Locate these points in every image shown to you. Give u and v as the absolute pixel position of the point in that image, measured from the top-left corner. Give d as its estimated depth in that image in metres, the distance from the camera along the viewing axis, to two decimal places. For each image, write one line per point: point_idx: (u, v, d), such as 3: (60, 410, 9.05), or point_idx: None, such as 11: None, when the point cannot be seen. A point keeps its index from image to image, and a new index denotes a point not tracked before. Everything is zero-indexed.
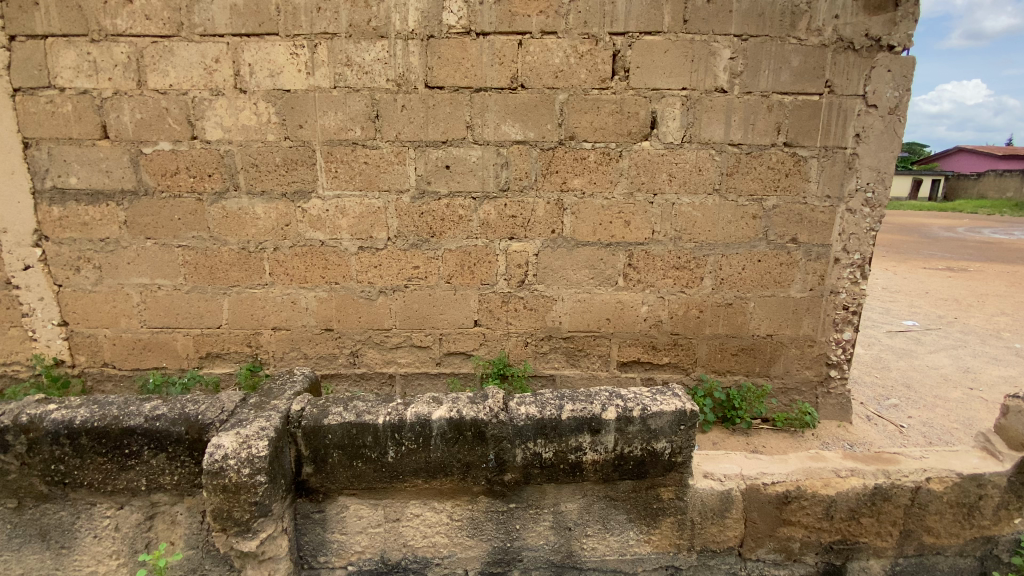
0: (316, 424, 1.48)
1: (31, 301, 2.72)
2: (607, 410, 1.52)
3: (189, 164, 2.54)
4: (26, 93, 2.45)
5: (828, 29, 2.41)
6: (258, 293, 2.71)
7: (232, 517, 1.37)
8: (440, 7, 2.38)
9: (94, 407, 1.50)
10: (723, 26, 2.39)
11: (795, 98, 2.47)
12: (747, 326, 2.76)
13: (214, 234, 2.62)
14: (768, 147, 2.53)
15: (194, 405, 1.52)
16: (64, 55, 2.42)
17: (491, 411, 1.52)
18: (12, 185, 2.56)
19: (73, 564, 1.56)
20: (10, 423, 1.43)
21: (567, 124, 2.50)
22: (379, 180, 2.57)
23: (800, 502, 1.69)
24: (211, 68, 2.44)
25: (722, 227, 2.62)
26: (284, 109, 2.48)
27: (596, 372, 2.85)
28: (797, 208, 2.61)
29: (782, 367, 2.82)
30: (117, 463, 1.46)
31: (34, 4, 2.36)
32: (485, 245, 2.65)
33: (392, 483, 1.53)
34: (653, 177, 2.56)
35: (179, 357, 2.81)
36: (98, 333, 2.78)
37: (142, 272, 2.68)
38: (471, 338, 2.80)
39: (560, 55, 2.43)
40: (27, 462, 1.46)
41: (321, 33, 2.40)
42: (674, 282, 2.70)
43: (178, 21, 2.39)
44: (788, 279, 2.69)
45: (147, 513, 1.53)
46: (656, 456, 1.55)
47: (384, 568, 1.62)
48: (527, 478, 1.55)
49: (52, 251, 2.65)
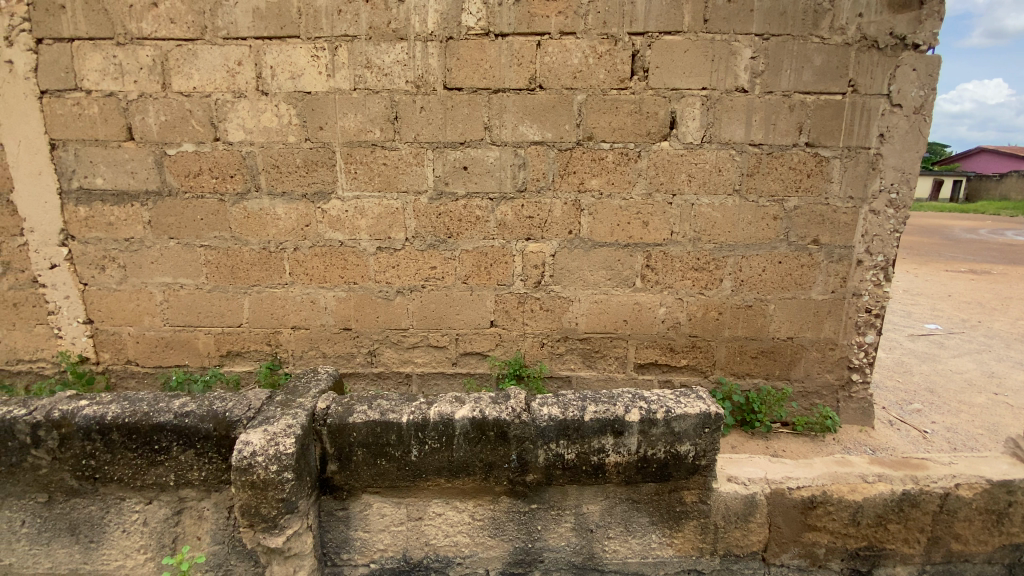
0: (341, 422, 1.49)
1: (57, 299, 2.78)
2: (631, 412, 1.51)
3: (211, 165, 2.58)
4: (53, 95, 2.51)
5: (851, 28, 2.37)
6: (278, 293, 2.74)
7: (259, 513, 1.38)
8: (459, 8, 2.39)
9: (124, 403, 1.53)
10: (744, 26, 2.37)
11: (817, 98, 2.44)
12: (767, 329, 2.73)
13: (236, 234, 2.65)
14: (790, 146, 2.50)
15: (221, 402, 1.54)
16: (90, 58, 2.47)
17: (513, 411, 1.52)
18: (39, 184, 2.62)
19: (102, 559, 1.59)
20: (43, 419, 1.46)
21: (585, 124, 2.49)
22: (397, 180, 2.59)
23: (826, 507, 1.66)
24: (233, 70, 2.48)
25: (742, 228, 2.59)
26: (304, 111, 2.51)
27: (613, 374, 2.84)
28: (820, 208, 2.57)
29: (803, 370, 2.79)
30: (146, 458, 1.49)
31: (62, 8, 2.42)
32: (502, 245, 2.65)
33: (415, 482, 1.54)
34: (672, 177, 2.54)
35: (200, 355, 2.86)
36: (122, 332, 2.83)
37: (165, 271, 2.72)
38: (488, 338, 2.80)
39: (579, 55, 2.42)
40: (59, 457, 1.49)
41: (341, 35, 2.43)
42: (693, 283, 2.68)
43: (202, 24, 2.43)
44: (809, 280, 2.65)
45: (174, 508, 1.55)
46: (680, 459, 1.53)
47: (406, 567, 1.63)
48: (549, 479, 1.54)
49: (78, 250, 2.71)
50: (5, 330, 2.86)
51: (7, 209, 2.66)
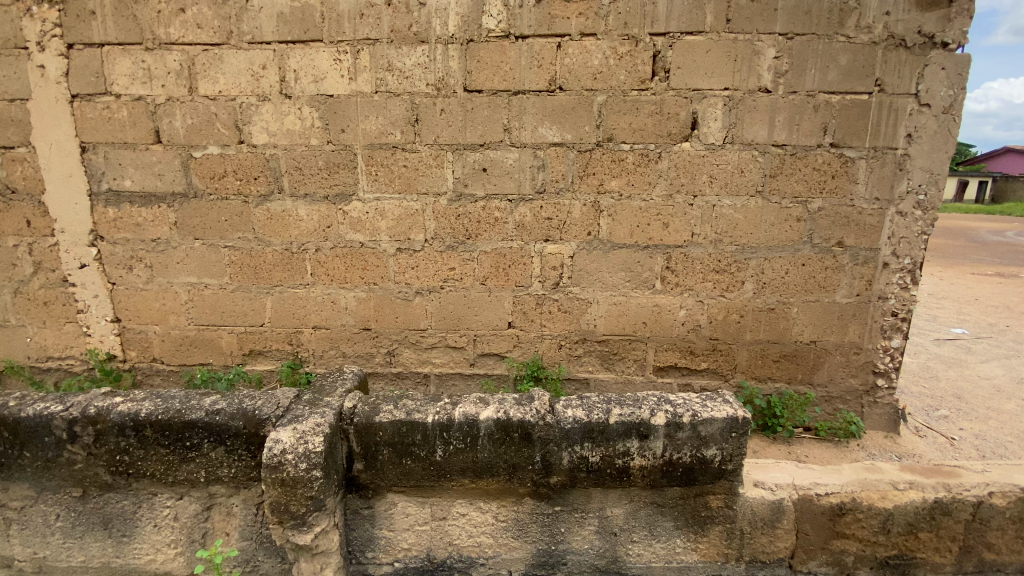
0: (368, 421, 1.51)
1: (86, 298, 2.86)
2: (656, 415, 1.50)
3: (236, 168, 2.62)
4: (84, 99, 2.58)
5: (878, 27, 2.33)
6: (300, 293, 2.78)
7: (288, 510, 1.40)
8: (480, 11, 2.40)
9: (157, 400, 1.57)
10: (767, 25, 2.34)
11: (843, 98, 2.40)
12: (790, 332, 2.69)
13: (259, 234, 2.70)
14: (815, 147, 2.46)
15: (251, 400, 1.56)
16: (120, 63, 2.53)
17: (538, 412, 1.52)
18: (69, 186, 2.69)
19: (133, 552, 1.63)
20: (80, 415, 1.50)
21: (606, 125, 2.48)
22: (417, 182, 2.60)
23: (855, 515, 1.64)
24: (258, 74, 2.52)
25: (765, 230, 2.56)
26: (327, 114, 2.54)
27: (631, 377, 2.82)
28: (845, 210, 2.53)
29: (826, 374, 2.74)
30: (178, 454, 1.52)
31: (93, 14, 2.48)
32: (521, 247, 2.65)
33: (440, 482, 1.55)
34: (694, 178, 2.52)
35: (224, 354, 2.91)
36: (149, 330, 2.89)
37: (190, 271, 2.78)
38: (506, 339, 2.80)
39: (599, 56, 2.42)
40: (94, 453, 1.53)
41: (363, 39, 2.46)
42: (714, 286, 2.65)
43: (227, 29, 2.47)
44: (834, 283, 2.61)
45: (204, 504, 1.58)
46: (706, 463, 1.52)
47: (429, 567, 1.64)
48: (573, 481, 1.54)
49: (106, 250, 2.77)
50: (37, 328, 2.94)
51: (39, 210, 2.73)
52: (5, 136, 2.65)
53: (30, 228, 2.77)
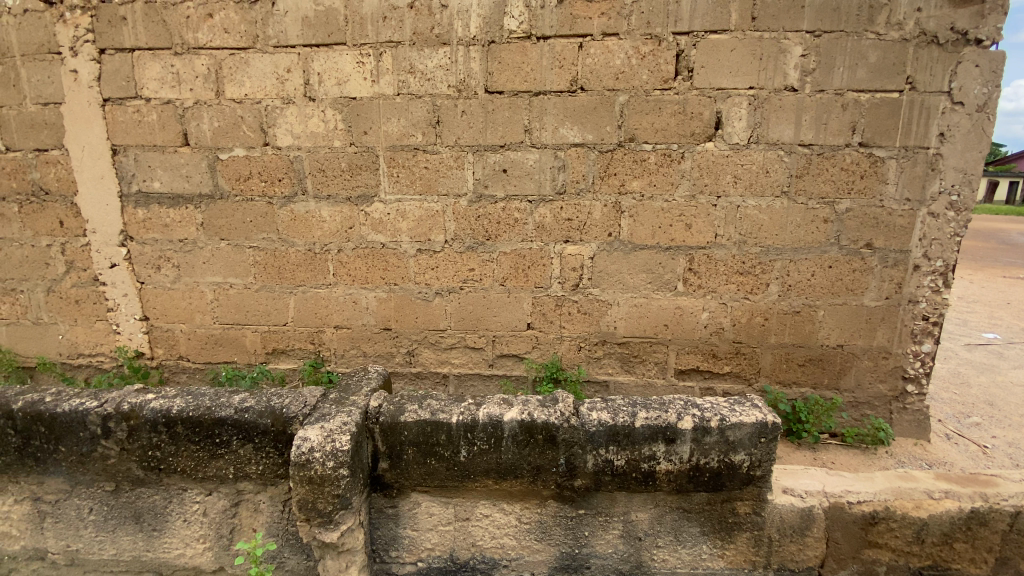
0: (393, 421, 1.52)
1: (116, 297, 2.93)
2: (683, 420, 1.48)
3: (261, 170, 2.67)
4: (115, 103, 2.65)
5: (909, 23, 2.27)
6: (322, 293, 2.81)
7: (315, 508, 1.42)
8: (502, 12, 2.40)
9: (188, 397, 1.60)
10: (794, 23, 2.30)
11: (872, 96, 2.35)
12: (816, 336, 2.63)
13: (283, 235, 2.74)
14: (843, 147, 2.41)
15: (279, 398, 1.59)
16: (150, 68, 2.59)
17: (562, 414, 1.52)
18: (101, 188, 2.76)
19: (163, 546, 1.66)
20: (114, 411, 1.54)
21: (627, 125, 2.46)
22: (438, 184, 2.62)
23: (888, 523, 1.60)
24: (283, 77, 2.55)
25: (791, 231, 2.51)
26: (349, 116, 2.57)
27: (652, 380, 2.79)
28: (874, 211, 2.46)
29: (853, 379, 2.67)
30: (208, 451, 1.55)
31: (124, 20, 2.55)
32: (540, 248, 2.65)
33: (464, 483, 1.55)
34: (717, 178, 2.48)
35: (247, 352, 2.95)
36: (175, 328, 2.96)
37: (215, 271, 2.83)
38: (525, 340, 2.79)
39: (621, 56, 2.40)
40: (126, 448, 1.56)
41: (386, 41, 2.48)
42: (737, 288, 2.61)
43: (254, 33, 2.52)
44: (862, 286, 2.55)
45: (232, 500, 1.61)
46: (733, 468, 1.50)
47: (452, 567, 1.64)
48: (598, 484, 1.53)
49: (136, 250, 2.84)
50: (69, 325, 3.02)
51: (72, 211, 2.82)
52: (40, 139, 2.74)
53: (63, 229, 2.85)
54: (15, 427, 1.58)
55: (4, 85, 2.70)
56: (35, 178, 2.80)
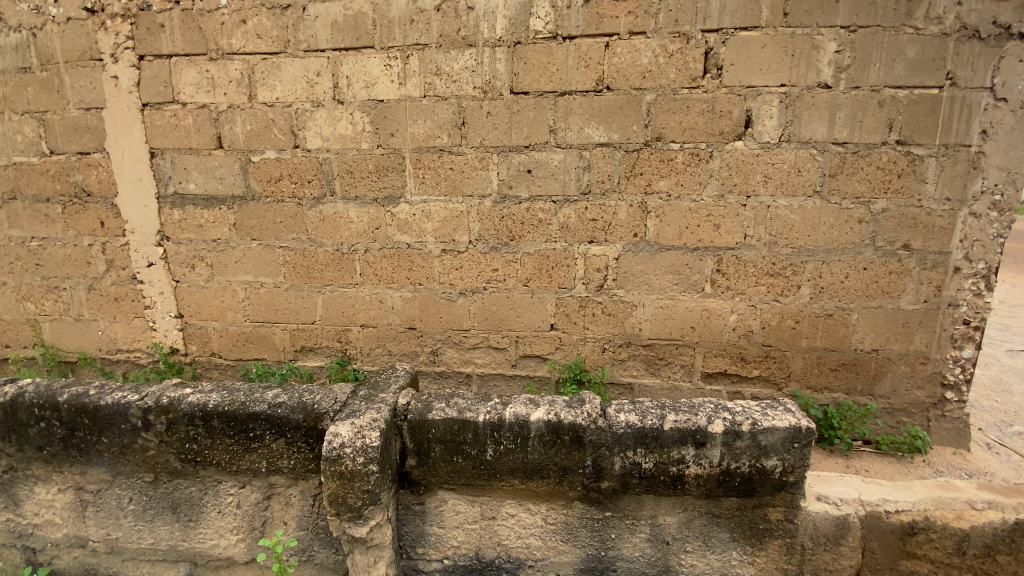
0: (421, 418, 1.54)
1: (153, 295, 3.04)
2: (713, 423, 1.46)
3: (291, 172, 2.73)
4: (153, 108, 2.75)
5: (949, 18, 2.19)
6: (349, 292, 2.86)
7: (345, 503, 1.45)
8: (528, 13, 2.40)
9: (224, 392, 1.64)
10: (828, 18, 2.24)
11: (910, 93, 2.27)
12: (849, 340, 2.56)
13: (312, 236, 2.79)
14: (879, 145, 2.33)
15: (310, 395, 1.62)
16: (186, 73, 2.68)
17: (589, 416, 1.51)
18: (140, 189, 2.87)
19: (199, 537, 1.71)
20: (154, 404, 1.60)
21: (654, 125, 2.44)
22: (463, 185, 2.63)
23: (927, 535, 1.55)
24: (313, 81, 2.61)
25: (823, 231, 2.45)
26: (376, 118, 2.61)
27: (678, 383, 2.76)
28: (911, 211, 2.38)
29: (889, 386, 2.59)
30: (242, 445, 1.59)
31: (162, 27, 2.64)
32: (564, 249, 2.64)
33: (490, 482, 1.55)
34: (747, 178, 2.44)
35: (277, 350, 3.02)
36: (208, 326, 3.05)
37: (247, 270, 2.91)
38: (548, 341, 2.79)
39: (648, 55, 2.38)
40: (165, 440, 1.62)
41: (413, 44, 2.51)
42: (767, 290, 2.55)
43: (285, 38, 2.58)
44: (898, 289, 2.46)
45: (265, 493, 1.65)
46: (765, 474, 1.46)
47: (478, 566, 1.65)
48: (625, 487, 1.51)
49: (172, 250, 2.94)
50: (108, 322, 3.14)
51: (112, 212, 2.93)
52: (83, 142, 2.85)
53: (104, 229, 2.97)
54: (61, 419, 1.65)
55: (49, 91, 2.82)
56: (77, 180, 2.92)
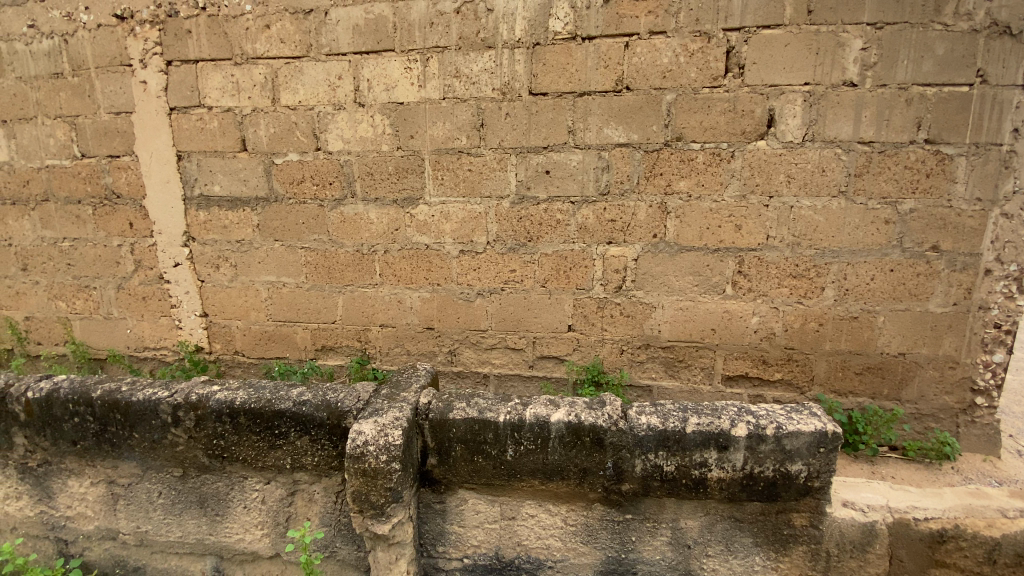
0: (442, 417, 1.55)
1: (179, 294, 3.11)
2: (737, 426, 1.45)
3: (313, 174, 2.77)
4: (180, 112, 2.82)
5: (979, 13, 2.13)
6: (368, 292, 2.90)
7: (368, 500, 1.47)
8: (547, 14, 2.40)
9: (250, 390, 1.68)
10: (853, 15, 2.19)
11: (939, 90, 2.21)
12: (875, 343, 2.50)
13: (333, 236, 2.84)
14: (906, 144, 2.28)
15: (334, 393, 1.64)
16: (212, 78, 2.75)
17: (610, 417, 1.50)
18: (167, 191, 2.95)
19: (225, 531, 1.75)
20: (183, 401, 1.64)
21: (674, 125, 2.42)
22: (481, 186, 2.65)
23: (956, 542, 1.55)
24: (334, 84, 2.65)
25: (848, 232, 2.40)
26: (396, 121, 2.64)
27: (697, 386, 2.73)
28: (940, 211, 2.32)
29: (916, 390, 2.53)
30: (268, 441, 1.62)
31: (189, 33, 2.71)
32: (582, 249, 2.63)
33: (510, 482, 1.56)
34: (769, 178, 2.40)
35: (298, 349, 3.08)
36: (232, 325, 3.11)
37: (270, 270, 2.96)
38: (566, 342, 2.78)
39: (668, 55, 2.36)
40: (194, 436, 1.66)
41: (432, 47, 2.53)
42: (790, 292, 2.51)
43: (308, 42, 2.62)
44: (926, 291, 2.40)
45: (289, 490, 1.68)
46: (790, 479, 1.44)
47: (498, 565, 1.65)
48: (646, 489, 1.51)
49: (197, 250, 3.01)
50: (135, 320, 3.23)
51: (140, 214, 3.01)
52: (113, 146, 2.94)
53: (132, 230, 3.05)
54: (94, 414, 1.70)
55: (80, 96, 2.91)
56: (108, 182, 3.01)
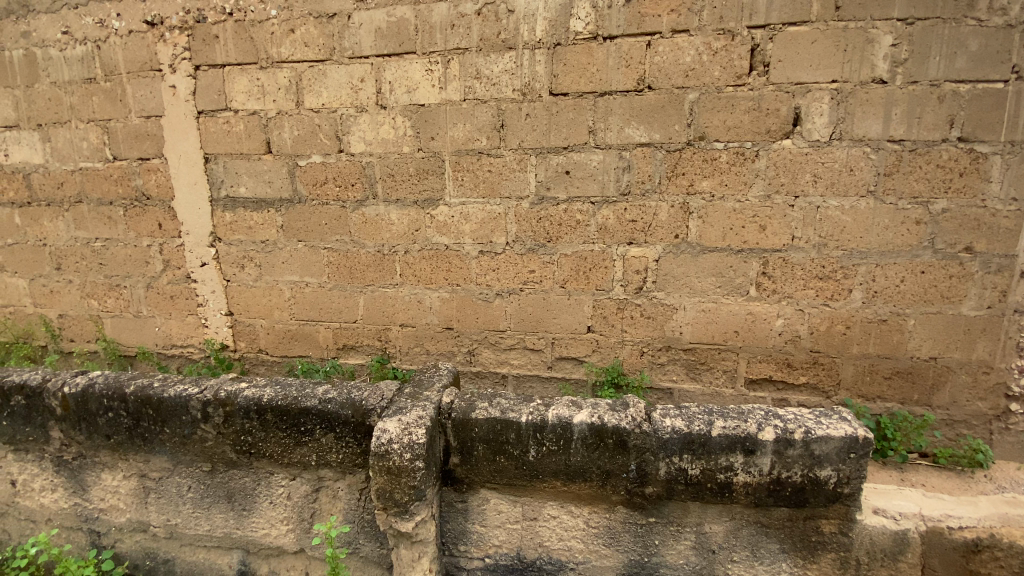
0: (465, 417, 1.56)
1: (206, 293, 3.19)
2: (764, 430, 1.42)
3: (336, 175, 2.81)
4: (208, 115, 2.89)
5: (1015, 8, 2.07)
6: (389, 293, 2.93)
7: (393, 498, 1.48)
8: (568, 14, 2.40)
9: (276, 387, 1.71)
10: (883, 10, 2.14)
11: (973, 87, 2.14)
12: (905, 347, 2.44)
13: (355, 237, 2.87)
14: (938, 143, 2.22)
15: (358, 391, 1.67)
16: (238, 82, 2.81)
17: (633, 419, 1.49)
18: (195, 193, 3.02)
19: (252, 526, 1.79)
20: (212, 397, 1.68)
21: (697, 124, 2.39)
22: (501, 187, 2.65)
23: (992, 552, 1.51)
24: (357, 87, 2.68)
25: (877, 233, 2.34)
26: (417, 122, 2.66)
27: (719, 389, 2.69)
28: (974, 212, 2.25)
29: (948, 396, 2.45)
30: (294, 438, 1.65)
31: (216, 38, 2.77)
32: (602, 250, 2.62)
33: (533, 482, 1.56)
34: (795, 177, 2.36)
35: (320, 347, 3.12)
36: (256, 324, 3.17)
37: (293, 271, 3.02)
38: (585, 343, 2.77)
39: (692, 53, 2.33)
40: (222, 432, 1.70)
41: (453, 48, 2.54)
42: (816, 294, 2.46)
43: (331, 46, 2.66)
44: (959, 294, 2.33)
45: (314, 486, 1.71)
46: (818, 484, 1.42)
47: (520, 566, 1.65)
48: (670, 493, 1.49)
49: (223, 251, 3.08)
50: (164, 319, 3.32)
51: (169, 214, 3.09)
52: (143, 148, 3.02)
53: (161, 230, 3.14)
54: (127, 409, 1.75)
55: (112, 100, 3.00)
56: (138, 184, 3.09)
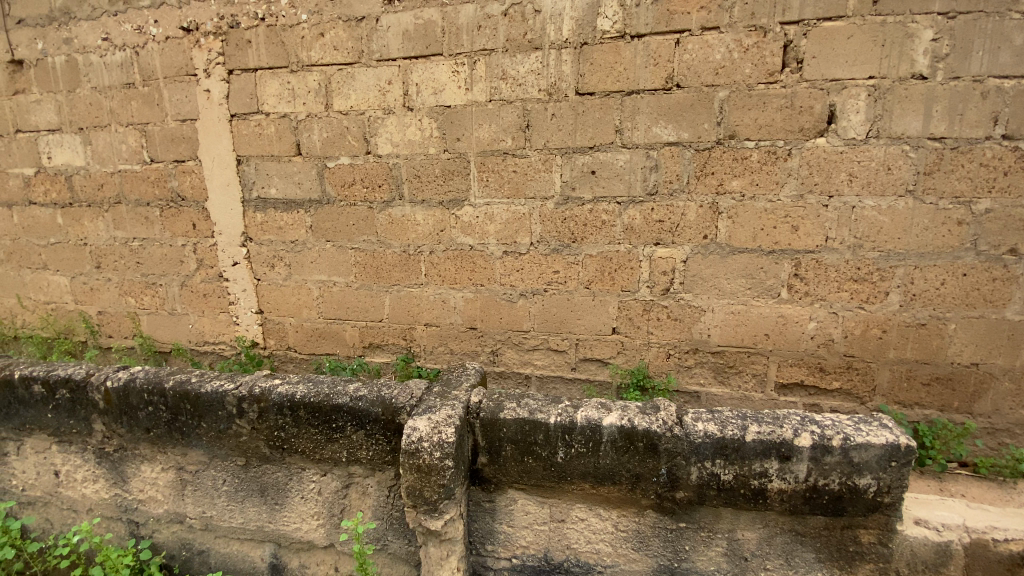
0: (493, 417, 1.56)
1: (237, 292, 3.27)
2: (800, 436, 1.39)
3: (363, 176, 2.85)
4: (240, 118, 2.97)
5: None
6: (414, 292, 2.96)
7: (422, 496, 1.50)
8: (595, 13, 2.39)
9: (308, 384, 1.75)
10: (923, 4, 2.07)
11: (1018, 82, 2.06)
12: (944, 352, 2.35)
13: (381, 237, 2.91)
14: (982, 140, 2.13)
15: (388, 389, 1.69)
16: (269, 85, 2.87)
17: (664, 423, 1.48)
18: (227, 193, 3.10)
19: (283, 519, 1.83)
20: (247, 393, 1.72)
21: (727, 122, 2.35)
22: (526, 187, 2.65)
23: None
24: (384, 89, 2.72)
25: (916, 234, 2.26)
26: (444, 124, 2.68)
27: (748, 393, 2.64)
28: (1020, 212, 2.16)
29: (990, 403, 2.35)
30: (325, 435, 1.68)
31: (248, 43, 2.85)
32: (628, 250, 2.60)
33: (561, 484, 1.56)
34: (829, 177, 2.30)
35: (347, 345, 3.18)
36: (285, 322, 3.24)
37: (321, 270, 3.07)
38: (610, 345, 2.75)
39: (721, 51, 2.30)
40: (256, 427, 1.74)
41: (480, 49, 2.55)
42: (851, 296, 2.39)
43: (359, 49, 2.70)
44: (1003, 297, 2.24)
45: (344, 482, 1.74)
46: (857, 493, 1.38)
47: (547, 567, 1.65)
48: (701, 498, 1.47)
49: (254, 250, 3.16)
50: (197, 316, 3.42)
51: (203, 215, 3.18)
52: (179, 151, 3.12)
53: (195, 230, 3.23)
54: (166, 403, 1.81)
55: (150, 104, 3.11)
56: (174, 186, 3.20)
